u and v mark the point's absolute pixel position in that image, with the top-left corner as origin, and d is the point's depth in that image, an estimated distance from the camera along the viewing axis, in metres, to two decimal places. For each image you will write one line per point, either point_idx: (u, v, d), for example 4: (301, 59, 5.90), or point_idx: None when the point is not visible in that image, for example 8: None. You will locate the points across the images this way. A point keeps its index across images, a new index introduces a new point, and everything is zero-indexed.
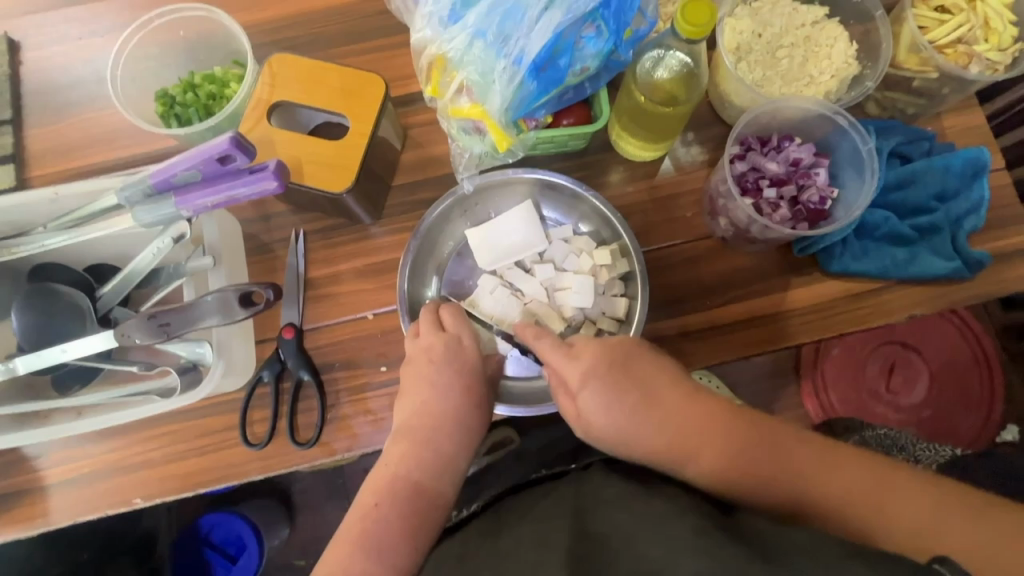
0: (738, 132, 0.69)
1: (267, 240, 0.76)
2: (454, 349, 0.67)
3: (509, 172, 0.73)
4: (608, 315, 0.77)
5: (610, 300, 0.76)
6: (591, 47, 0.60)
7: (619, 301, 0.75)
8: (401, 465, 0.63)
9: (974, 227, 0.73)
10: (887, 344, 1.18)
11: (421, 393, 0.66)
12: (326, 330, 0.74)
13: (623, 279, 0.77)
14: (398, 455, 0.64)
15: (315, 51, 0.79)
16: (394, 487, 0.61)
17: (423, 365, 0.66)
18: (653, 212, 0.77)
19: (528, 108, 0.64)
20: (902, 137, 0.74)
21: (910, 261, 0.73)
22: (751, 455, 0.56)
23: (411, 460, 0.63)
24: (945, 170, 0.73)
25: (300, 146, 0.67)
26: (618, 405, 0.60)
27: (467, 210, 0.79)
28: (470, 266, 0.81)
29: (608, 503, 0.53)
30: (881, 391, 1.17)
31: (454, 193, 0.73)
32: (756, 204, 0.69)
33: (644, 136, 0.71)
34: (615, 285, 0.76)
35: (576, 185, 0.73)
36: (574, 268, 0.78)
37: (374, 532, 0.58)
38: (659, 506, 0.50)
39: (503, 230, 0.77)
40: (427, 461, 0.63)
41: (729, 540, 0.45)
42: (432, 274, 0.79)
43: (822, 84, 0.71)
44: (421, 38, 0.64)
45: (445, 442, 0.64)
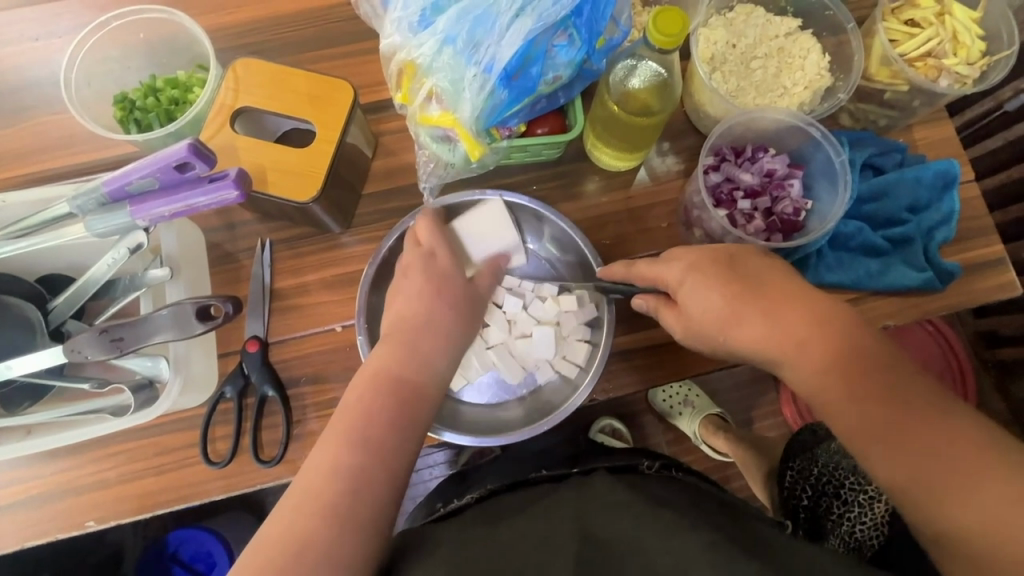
0: (712, 142, 0.69)
1: (232, 250, 0.74)
2: (428, 261, 0.64)
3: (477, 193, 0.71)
4: (568, 359, 0.75)
5: (573, 343, 0.75)
6: (563, 55, 0.59)
7: (582, 345, 0.74)
8: (387, 362, 0.58)
9: (944, 238, 0.74)
10: None
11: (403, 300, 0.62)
12: (292, 343, 0.72)
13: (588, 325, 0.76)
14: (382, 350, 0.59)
15: (284, 56, 0.77)
16: (377, 378, 0.57)
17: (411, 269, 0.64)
18: (628, 223, 0.76)
19: (500, 116, 0.63)
20: (875, 149, 0.75)
21: (883, 272, 0.73)
22: (857, 380, 0.51)
23: (397, 359, 0.58)
24: (916, 182, 0.73)
25: (263, 153, 0.64)
26: (714, 296, 0.57)
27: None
28: None
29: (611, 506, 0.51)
30: None
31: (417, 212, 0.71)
32: (730, 215, 0.68)
33: (618, 145, 0.71)
34: (580, 330, 0.75)
35: (545, 212, 0.72)
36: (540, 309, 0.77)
37: (361, 426, 0.53)
38: (668, 513, 0.49)
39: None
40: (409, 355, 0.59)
41: (744, 555, 0.45)
42: None
43: (796, 95, 0.71)
44: (390, 44, 0.62)
45: (428, 345, 0.60)
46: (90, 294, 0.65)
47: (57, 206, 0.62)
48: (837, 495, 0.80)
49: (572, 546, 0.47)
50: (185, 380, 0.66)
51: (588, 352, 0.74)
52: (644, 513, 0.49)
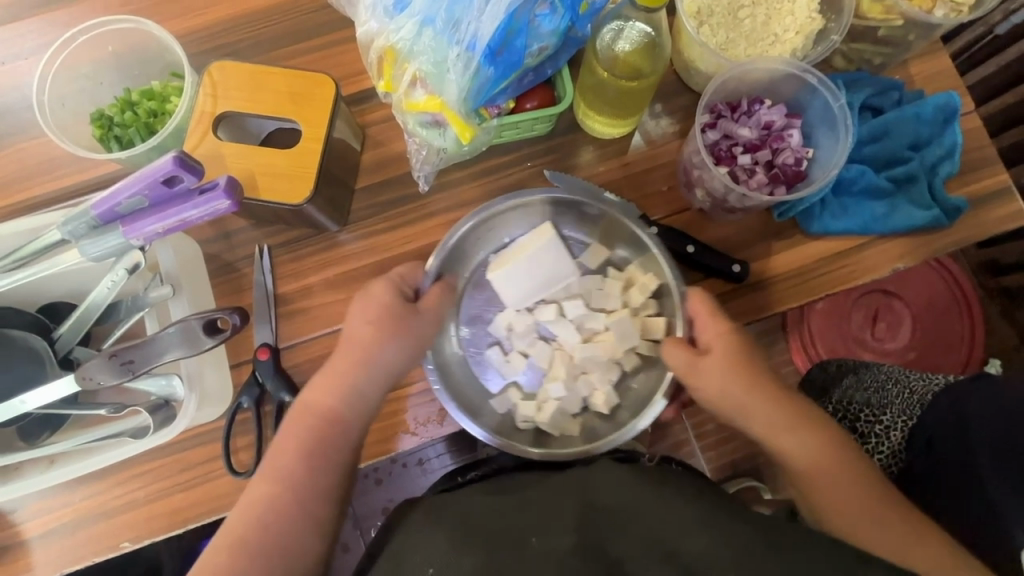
0: (706, 99, 0.67)
1: (230, 259, 0.73)
2: (378, 294, 0.65)
3: (516, 198, 0.69)
4: (646, 339, 0.73)
5: (647, 322, 0.73)
6: (546, 25, 0.57)
7: (659, 320, 0.71)
8: (360, 327, 0.64)
9: (949, 172, 0.72)
10: (870, 293, 1.19)
11: (355, 319, 0.65)
12: (302, 347, 0.71)
13: (656, 297, 0.73)
14: (358, 315, 0.64)
15: (259, 54, 0.75)
16: (356, 349, 0.63)
17: (368, 304, 0.65)
18: (628, 189, 0.75)
19: (488, 95, 0.61)
20: (872, 89, 0.73)
21: (889, 214, 0.72)
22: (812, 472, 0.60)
23: (365, 330, 0.64)
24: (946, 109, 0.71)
25: (250, 158, 0.63)
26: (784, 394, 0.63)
27: (483, 242, 0.75)
28: (486, 297, 0.78)
29: (615, 481, 0.51)
30: (867, 338, 1.18)
31: (461, 227, 0.69)
32: (732, 172, 0.66)
33: (610, 113, 0.69)
34: (650, 305, 0.74)
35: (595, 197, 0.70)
36: (603, 301, 0.76)
37: (350, 378, 0.63)
38: (670, 489, 0.49)
39: (524, 268, 0.73)
40: (369, 334, 0.63)
41: (741, 523, 0.45)
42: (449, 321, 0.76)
43: (787, 42, 0.69)
44: (367, 31, 0.60)
45: (392, 354, 0.64)
46: (94, 319, 0.64)
47: (49, 234, 0.61)
48: (853, 430, 0.82)
49: (571, 514, 0.47)
50: (200, 395, 0.65)
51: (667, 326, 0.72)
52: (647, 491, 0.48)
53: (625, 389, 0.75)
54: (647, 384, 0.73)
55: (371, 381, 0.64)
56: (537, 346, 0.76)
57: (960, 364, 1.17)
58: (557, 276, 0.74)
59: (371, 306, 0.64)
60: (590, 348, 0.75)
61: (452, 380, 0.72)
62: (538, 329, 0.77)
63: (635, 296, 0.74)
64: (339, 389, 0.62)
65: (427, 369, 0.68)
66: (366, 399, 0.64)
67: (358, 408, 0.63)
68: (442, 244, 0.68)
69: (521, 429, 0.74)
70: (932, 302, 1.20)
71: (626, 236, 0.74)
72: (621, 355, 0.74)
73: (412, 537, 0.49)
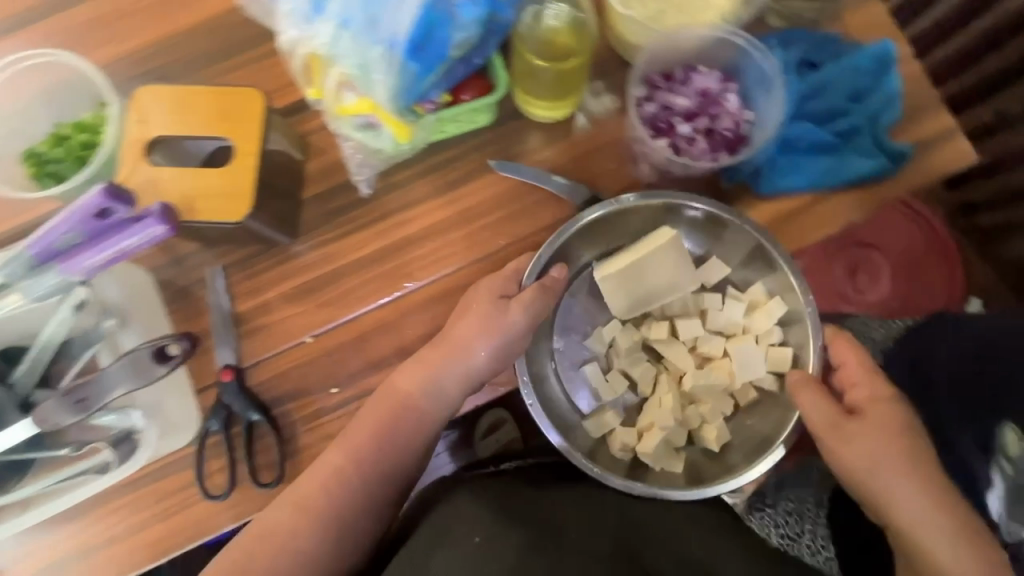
0: (639, 72, 0.67)
1: (185, 283, 0.72)
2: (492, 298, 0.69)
3: (624, 201, 0.70)
4: (772, 371, 0.77)
5: (776, 350, 0.76)
6: (467, 14, 0.57)
7: (785, 351, 0.75)
8: (459, 319, 0.69)
9: (891, 120, 0.72)
10: (850, 247, 1.20)
11: (465, 310, 0.69)
12: (266, 364, 0.71)
13: (780, 327, 0.76)
14: (463, 320, 0.68)
15: (191, 74, 0.73)
16: (454, 342, 0.68)
17: (479, 304, 0.68)
18: (577, 170, 0.75)
19: (418, 91, 0.60)
20: (807, 45, 0.73)
21: (838, 167, 0.72)
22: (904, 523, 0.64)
23: (462, 326, 0.68)
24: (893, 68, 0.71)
25: (185, 180, 0.62)
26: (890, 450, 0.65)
27: (601, 240, 0.77)
28: (584, 311, 0.81)
29: (649, 510, 0.69)
30: (850, 291, 1.17)
31: (579, 218, 0.70)
32: (672, 142, 0.66)
33: (548, 96, 0.69)
34: (775, 333, 0.76)
35: (720, 209, 0.70)
36: (728, 317, 0.78)
37: (435, 371, 0.68)
38: (694, 524, 0.68)
39: (650, 270, 0.74)
40: (475, 331, 0.67)
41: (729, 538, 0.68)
42: (543, 332, 0.80)
43: (716, 6, 0.67)
44: (288, 40, 0.59)
45: (479, 346, 0.68)
46: (50, 359, 0.64)
47: None
48: None
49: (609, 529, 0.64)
50: (162, 426, 0.67)
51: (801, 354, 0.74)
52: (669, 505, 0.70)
53: (738, 425, 0.79)
54: (761, 420, 0.77)
55: (456, 375, 0.69)
56: (643, 371, 0.80)
57: (940, 311, 1.18)
58: (665, 292, 0.76)
59: (482, 299, 0.68)
60: (708, 376, 0.78)
61: (541, 398, 0.76)
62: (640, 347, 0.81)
63: (759, 321, 0.77)
64: (428, 378, 0.68)
65: (522, 381, 0.71)
66: (447, 396, 0.70)
67: (432, 394, 0.69)
68: (562, 233, 0.69)
69: (618, 457, 0.77)
70: (908, 251, 1.21)
71: (743, 253, 0.76)
72: (736, 386, 0.78)
73: (463, 511, 0.64)
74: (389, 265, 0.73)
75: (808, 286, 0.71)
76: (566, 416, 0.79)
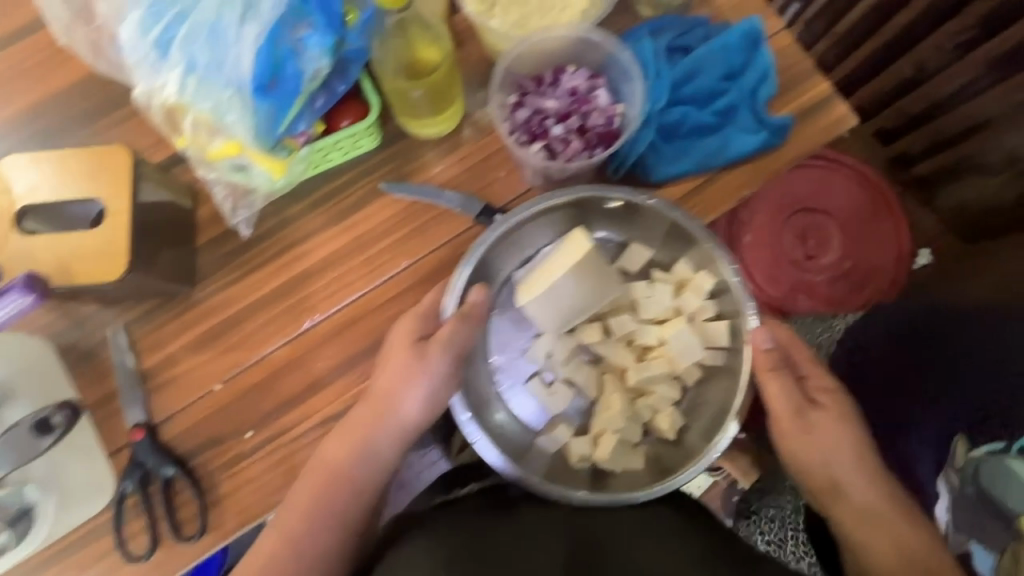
0: (506, 80, 0.68)
1: (87, 347, 0.71)
2: (410, 353, 0.66)
3: (518, 212, 0.69)
4: (709, 347, 0.76)
5: (708, 327, 0.75)
6: (312, 45, 0.58)
7: (721, 325, 0.74)
8: (382, 374, 0.66)
9: (769, 94, 0.73)
10: (798, 212, 1.21)
11: (389, 361, 0.66)
12: (178, 417, 0.70)
13: (710, 300, 0.75)
14: (385, 375, 0.66)
15: (69, 135, 0.72)
16: (376, 393, 0.66)
17: (401, 352, 0.66)
18: (470, 182, 0.74)
19: (281, 126, 0.60)
20: (675, 31, 0.74)
21: (722, 146, 0.73)
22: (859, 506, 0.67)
23: (386, 376, 0.66)
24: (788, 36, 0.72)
25: (59, 246, 0.62)
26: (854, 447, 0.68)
27: (516, 251, 0.75)
28: (513, 326, 0.79)
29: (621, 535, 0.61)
30: (801, 258, 1.19)
31: (484, 241, 0.69)
32: (548, 145, 0.67)
33: (434, 115, 0.69)
34: (706, 309, 0.75)
35: (626, 195, 0.69)
36: (663, 304, 0.77)
37: (359, 425, 0.67)
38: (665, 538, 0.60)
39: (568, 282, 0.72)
40: (393, 385, 0.65)
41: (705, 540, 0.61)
42: (483, 350, 0.78)
43: (575, 6, 0.69)
44: (141, 93, 0.59)
45: (404, 395, 0.66)
46: None
47: None
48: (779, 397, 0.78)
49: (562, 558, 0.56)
50: (62, 494, 0.67)
51: (730, 327, 0.73)
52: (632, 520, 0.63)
53: (691, 408, 0.78)
54: (712, 396, 0.76)
55: (385, 429, 0.67)
56: (586, 374, 0.78)
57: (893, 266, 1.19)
58: (595, 298, 0.73)
59: (399, 357, 0.66)
60: (647, 368, 0.76)
61: (487, 424, 0.73)
62: (580, 351, 0.79)
63: (688, 302, 0.76)
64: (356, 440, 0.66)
65: (462, 419, 0.70)
66: (381, 452, 0.68)
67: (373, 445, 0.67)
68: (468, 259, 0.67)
69: (579, 469, 0.75)
70: (857, 208, 1.21)
71: (662, 233, 0.74)
72: (681, 369, 0.76)
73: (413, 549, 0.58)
74: (291, 301, 0.73)
75: (729, 256, 0.69)
76: (520, 440, 0.77)
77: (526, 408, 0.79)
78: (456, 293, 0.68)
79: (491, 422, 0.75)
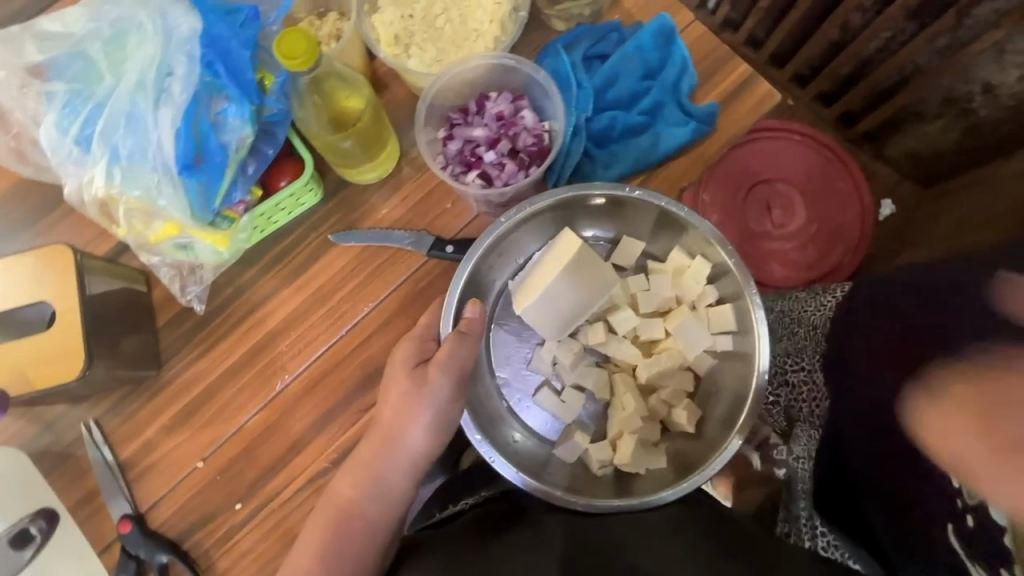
0: (432, 117, 0.69)
1: (62, 447, 0.71)
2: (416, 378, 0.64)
3: (503, 219, 0.66)
4: (722, 332, 0.72)
5: (716, 311, 0.71)
6: (233, 117, 0.59)
7: (726, 307, 0.70)
8: (390, 402, 0.65)
9: (690, 85, 0.75)
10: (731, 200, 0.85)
11: (398, 381, 0.65)
12: (165, 502, 0.70)
13: (712, 284, 0.72)
14: (392, 403, 0.65)
15: (14, 238, 0.72)
16: (386, 426, 0.65)
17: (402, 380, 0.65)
18: (417, 219, 0.75)
19: (216, 198, 0.61)
20: (589, 41, 0.76)
21: (654, 143, 0.74)
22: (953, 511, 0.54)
23: (397, 405, 0.64)
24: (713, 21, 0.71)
25: (17, 352, 0.64)
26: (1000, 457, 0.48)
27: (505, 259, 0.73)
28: (516, 341, 0.77)
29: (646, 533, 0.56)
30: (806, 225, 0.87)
31: (472, 251, 0.67)
32: (483, 173, 0.69)
33: (368, 156, 0.71)
34: (710, 293, 0.72)
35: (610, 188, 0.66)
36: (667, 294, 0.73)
37: (372, 462, 0.64)
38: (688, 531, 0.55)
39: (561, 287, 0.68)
40: (400, 412, 0.64)
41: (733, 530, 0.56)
42: (486, 366, 0.76)
43: (488, 33, 0.70)
44: (70, 191, 0.59)
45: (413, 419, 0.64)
46: None
47: None
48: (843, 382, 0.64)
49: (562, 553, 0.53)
50: None
51: (739, 309, 0.70)
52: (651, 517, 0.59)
53: (710, 399, 0.74)
54: (726, 379, 0.73)
55: (396, 466, 0.64)
56: (596, 377, 0.75)
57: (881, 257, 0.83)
58: (591, 300, 0.70)
59: (404, 378, 0.65)
60: (657, 363, 0.72)
61: (499, 442, 0.70)
62: (587, 354, 0.76)
63: (690, 289, 0.73)
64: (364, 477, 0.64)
65: (476, 441, 0.66)
66: (396, 490, 0.64)
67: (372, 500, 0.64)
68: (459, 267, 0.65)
69: (601, 477, 0.71)
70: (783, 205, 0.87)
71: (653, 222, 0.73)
72: (694, 360, 0.73)
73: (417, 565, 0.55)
74: (259, 368, 0.73)
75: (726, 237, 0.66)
76: (536, 453, 0.74)
77: (539, 422, 0.76)
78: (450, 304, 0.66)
79: (506, 441, 0.72)
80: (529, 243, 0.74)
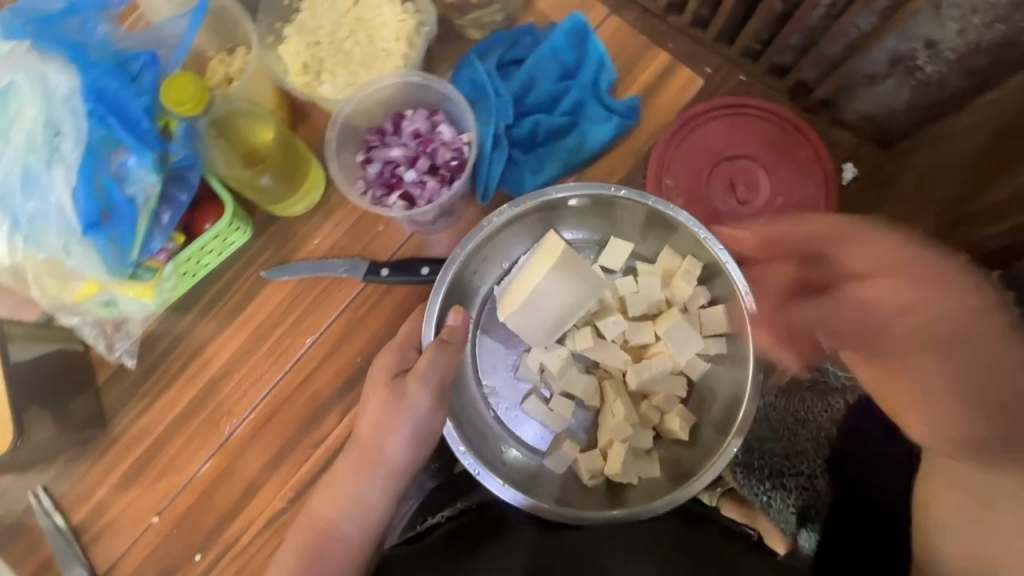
0: (349, 142, 0.69)
1: (13, 519, 0.70)
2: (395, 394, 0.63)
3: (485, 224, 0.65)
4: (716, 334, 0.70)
5: (706, 314, 0.69)
6: (135, 168, 0.59)
7: (716, 309, 0.68)
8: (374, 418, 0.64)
9: (609, 81, 0.75)
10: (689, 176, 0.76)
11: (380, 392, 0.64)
12: (124, 561, 0.69)
13: (704, 285, 0.70)
14: (374, 409, 0.64)
15: None
16: (366, 442, 0.64)
17: (381, 391, 0.64)
18: (350, 245, 0.74)
19: (130, 250, 0.61)
20: (503, 47, 0.75)
21: (580, 142, 0.74)
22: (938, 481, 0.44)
23: (382, 419, 0.63)
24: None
25: None
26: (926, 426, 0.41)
27: (486, 262, 0.71)
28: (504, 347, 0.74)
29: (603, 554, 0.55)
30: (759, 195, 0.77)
31: (455, 256, 0.65)
32: (405, 193, 0.68)
33: (292, 188, 0.70)
34: (700, 294, 0.69)
35: (592, 189, 0.65)
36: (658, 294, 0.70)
37: (345, 474, 0.64)
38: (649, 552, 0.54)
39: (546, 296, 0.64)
40: (378, 425, 0.63)
41: (699, 548, 0.54)
42: (472, 372, 0.73)
43: (396, 51, 0.69)
44: None
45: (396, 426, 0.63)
46: None
47: None
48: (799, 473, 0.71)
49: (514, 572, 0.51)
50: None
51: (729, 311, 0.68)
52: (605, 539, 0.58)
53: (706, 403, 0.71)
54: (722, 384, 0.70)
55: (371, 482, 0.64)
56: (586, 384, 0.71)
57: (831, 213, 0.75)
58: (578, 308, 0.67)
59: (383, 387, 0.64)
60: (648, 369, 0.69)
61: (488, 454, 0.68)
62: (576, 361, 0.72)
63: (680, 290, 0.70)
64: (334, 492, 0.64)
65: (460, 453, 0.63)
66: (372, 504, 0.64)
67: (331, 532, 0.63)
68: (441, 274, 0.63)
69: (591, 487, 0.68)
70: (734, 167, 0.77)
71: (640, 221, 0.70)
72: (686, 363, 0.70)
73: None
74: (205, 415, 0.71)
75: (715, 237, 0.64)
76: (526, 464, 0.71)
77: (528, 431, 0.73)
78: (433, 311, 0.64)
79: (493, 452, 0.70)
80: (514, 248, 0.72)
